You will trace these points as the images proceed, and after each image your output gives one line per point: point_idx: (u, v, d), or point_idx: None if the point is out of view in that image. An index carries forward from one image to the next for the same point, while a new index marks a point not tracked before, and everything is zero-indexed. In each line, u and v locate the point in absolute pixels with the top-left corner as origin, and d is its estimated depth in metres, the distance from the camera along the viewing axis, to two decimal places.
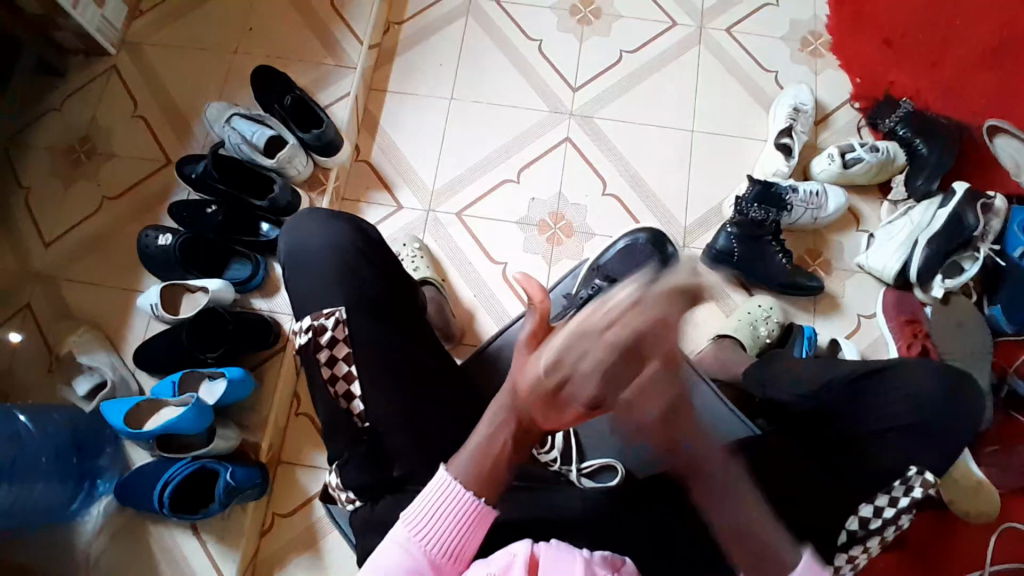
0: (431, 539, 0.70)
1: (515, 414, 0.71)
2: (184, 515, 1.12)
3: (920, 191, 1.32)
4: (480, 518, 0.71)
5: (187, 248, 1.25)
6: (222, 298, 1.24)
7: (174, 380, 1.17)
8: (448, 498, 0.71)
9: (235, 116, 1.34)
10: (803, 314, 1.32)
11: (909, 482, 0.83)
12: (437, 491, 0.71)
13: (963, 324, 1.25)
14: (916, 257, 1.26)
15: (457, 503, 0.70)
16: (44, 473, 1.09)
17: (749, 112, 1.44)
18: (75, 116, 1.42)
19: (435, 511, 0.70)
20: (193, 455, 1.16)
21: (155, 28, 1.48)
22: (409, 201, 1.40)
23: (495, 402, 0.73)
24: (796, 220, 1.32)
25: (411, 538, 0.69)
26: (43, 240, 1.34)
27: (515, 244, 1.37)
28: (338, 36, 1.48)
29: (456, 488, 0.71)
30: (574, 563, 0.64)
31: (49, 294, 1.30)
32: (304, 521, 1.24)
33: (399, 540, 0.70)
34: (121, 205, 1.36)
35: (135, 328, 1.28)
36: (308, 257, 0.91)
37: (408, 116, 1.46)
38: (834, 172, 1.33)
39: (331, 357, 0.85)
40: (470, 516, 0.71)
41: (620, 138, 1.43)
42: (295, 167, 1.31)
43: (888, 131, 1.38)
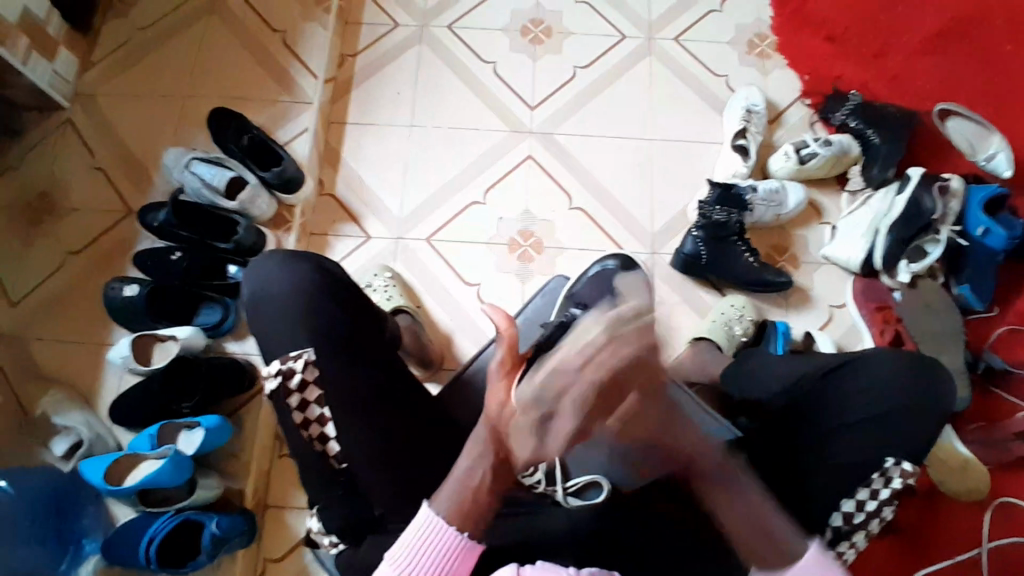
0: None
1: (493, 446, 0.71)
2: (172, 569, 1.10)
3: (876, 180, 1.35)
4: (465, 553, 0.71)
5: (153, 297, 1.24)
6: (193, 345, 1.22)
7: (152, 432, 1.14)
8: (433, 533, 0.70)
9: (194, 160, 1.33)
10: (776, 310, 1.34)
11: (888, 474, 0.84)
12: (421, 527, 0.70)
13: (932, 305, 1.27)
14: (879, 245, 1.28)
15: (443, 538, 0.70)
16: (23, 538, 1.06)
17: (704, 116, 1.46)
18: (32, 172, 1.40)
19: (420, 547, 0.69)
20: (176, 508, 1.13)
21: (107, 79, 1.47)
22: (377, 231, 1.40)
23: (474, 432, 0.72)
24: (759, 218, 1.34)
25: None
26: (8, 302, 1.31)
27: (487, 265, 1.37)
28: (293, 73, 1.48)
29: (440, 522, 0.70)
30: None
31: (17, 356, 1.28)
32: (298, 564, 1.21)
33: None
34: (85, 260, 1.34)
35: (108, 382, 1.26)
36: (274, 298, 0.90)
37: (370, 146, 1.46)
38: (791, 169, 1.36)
39: (302, 401, 0.84)
40: (455, 549, 0.70)
41: (581, 153, 1.44)
42: (258, 207, 1.31)
43: (840, 125, 1.41)
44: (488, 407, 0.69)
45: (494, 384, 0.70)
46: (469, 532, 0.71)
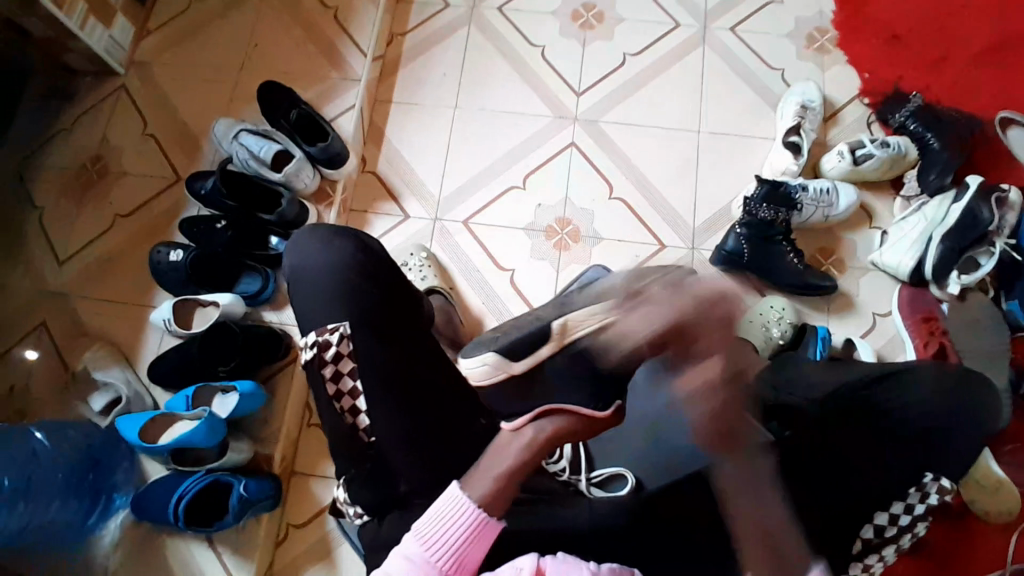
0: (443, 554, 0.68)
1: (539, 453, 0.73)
2: (199, 528, 1.13)
3: (933, 186, 1.29)
4: (486, 530, 0.70)
5: (196, 263, 1.27)
6: (232, 312, 1.25)
7: (188, 394, 1.18)
8: (461, 514, 0.70)
9: (242, 132, 1.35)
10: (818, 314, 1.30)
11: (925, 488, 0.83)
12: (451, 504, 0.70)
13: (979, 321, 1.22)
14: (931, 253, 1.23)
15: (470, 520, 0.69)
16: (59, 491, 1.10)
17: (756, 110, 1.42)
18: (87, 135, 1.44)
19: (449, 523, 0.69)
20: (207, 468, 1.17)
21: (164, 47, 1.50)
22: (416, 210, 1.41)
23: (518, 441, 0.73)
24: (807, 219, 1.30)
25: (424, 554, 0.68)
26: (58, 259, 1.36)
27: (522, 250, 1.37)
28: (342, 49, 1.49)
29: (469, 506, 0.70)
30: None
31: (65, 311, 1.32)
32: (320, 531, 1.24)
33: (410, 554, 0.68)
34: (133, 222, 1.38)
35: (149, 345, 1.30)
36: (313, 271, 0.91)
37: (413, 126, 1.46)
38: (845, 169, 1.31)
39: (336, 372, 0.86)
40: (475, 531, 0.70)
41: (626, 143, 1.42)
42: (303, 180, 1.33)
43: (899, 126, 1.36)
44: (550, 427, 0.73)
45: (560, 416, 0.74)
46: (495, 517, 0.70)
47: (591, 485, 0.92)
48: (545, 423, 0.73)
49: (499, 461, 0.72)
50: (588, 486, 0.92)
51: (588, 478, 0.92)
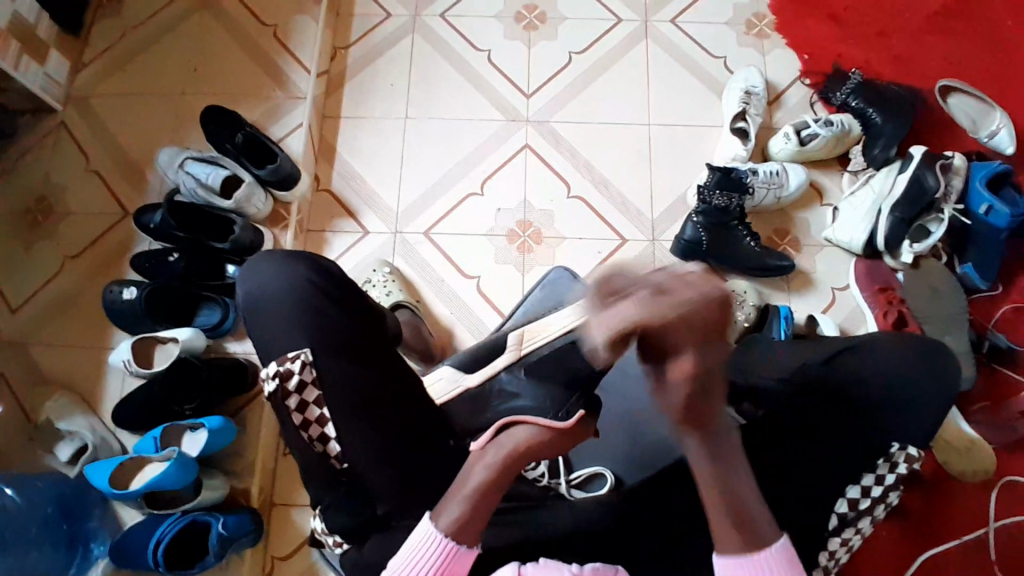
0: None
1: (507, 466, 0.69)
2: (178, 571, 1.11)
3: (879, 159, 1.33)
4: (458, 557, 0.68)
5: (152, 297, 1.23)
6: (193, 346, 1.22)
7: (155, 435, 1.15)
8: (428, 544, 0.68)
9: (188, 160, 1.32)
10: (779, 294, 1.32)
11: (894, 459, 0.86)
12: (423, 533, 0.69)
13: (935, 287, 1.26)
14: (882, 225, 1.27)
15: (436, 548, 0.68)
16: (34, 541, 1.07)
17: (703, 98, 1.44)
18: (27, 177, 1.39)
19: (416, 554, 0.68)
20: (181, 510, 1.14)
21: (101, 80, 1.46)
22: (374, 225, 1.39)
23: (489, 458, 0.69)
24: (760, 202, 1.32)
25: None
26: (9, 307, 1.31)
27: (487, 256, 1.36)
28: (286, 68, 1.46)
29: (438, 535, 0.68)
30: None
31: (21, 362, 1.28)
32: (305, 561, 1.22)
33: None
34: (83, 263, 1.34)
35: (110, 387, 1.26)
36: (271, 298, 0.90)
37: (366, 140, 1.45)
38: (792, 151, 1.34)
39: (301, 402, 0.84)
40: (445, 559, 0.68)
41: (578, 140, 1.43)
42: (254, 205, 1.30)
43: (841, 104, 1.40)
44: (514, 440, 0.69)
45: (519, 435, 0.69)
46: (464, 544, 0.68)
47: (571, 487, 0.94)
48: (518, 434, 0.69)
49: (473, 477, 0.69)
50: (568, 489, 0.93)
51: (568, 481, 0.94)
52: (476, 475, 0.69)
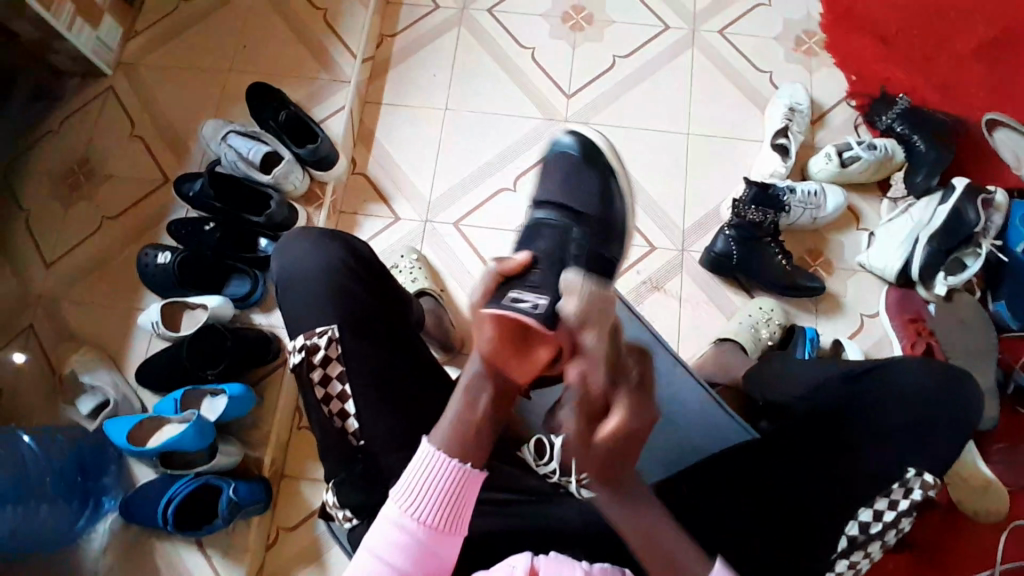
0: (422, 510, 0.71)
1: (484, 380, 0.73)
2: (187, 531, 1.14)
3: (920, 187, 1.31)
4: (467, 481, 0.72)
5: (184, 264, 1.27)
6: (221, 314, 1.25)
7: (177, 397, 1.18)
8: (432, 468, 0.71)
9: (231, 133, 1.34)
10: (806, 315, 1.31)
11: (909, 484, 0.82)
12: (420, 462, 0.72)
13: (966, 321, 1.23)
14: (917, 255, 1.24)
15: (442, 474, 0.71)
16: (49, 494, 1.10)
17: (745, 112, 1.43)
18: (74, 136, 1.43)
19: (421, 481, 0.71)
20: (195, 472, 1.16)
21: (152, 49, 1.49)
22: (406, 212, 1.40)
23: (463, 379, 0.73)
24: (796, 220, 1.31)
25: (402, 516, 0.71)
26: (45, 261, 1.35)
27: (513, 251, 1.36)
28: (332, 50, 1.48)
29: (438, 457, 0.71)
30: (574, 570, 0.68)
31: (51, 314, 1.31)
32: (310, 533, 1.23)
33: (393, 520, 0.71)
34: (119, 225, 1.37)
35: (136, 348, 1.29)
36: (302, 272, 0.92)
37: (404, 127, 1.46)
38: (833, 171, 1.32)
39: (324, 376, 0.86)
40: (452, 486, 0.71)
41: (615, 144, 1.43)
42: (292, 181, 1.32)
43: (885, 129, 1.37)
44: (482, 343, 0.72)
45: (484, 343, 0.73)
46: (473, 466, 0.72)
47: None
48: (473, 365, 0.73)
49: (449, 406, 0.73)
50: None
51: None
52: (482, 398, 0.73)
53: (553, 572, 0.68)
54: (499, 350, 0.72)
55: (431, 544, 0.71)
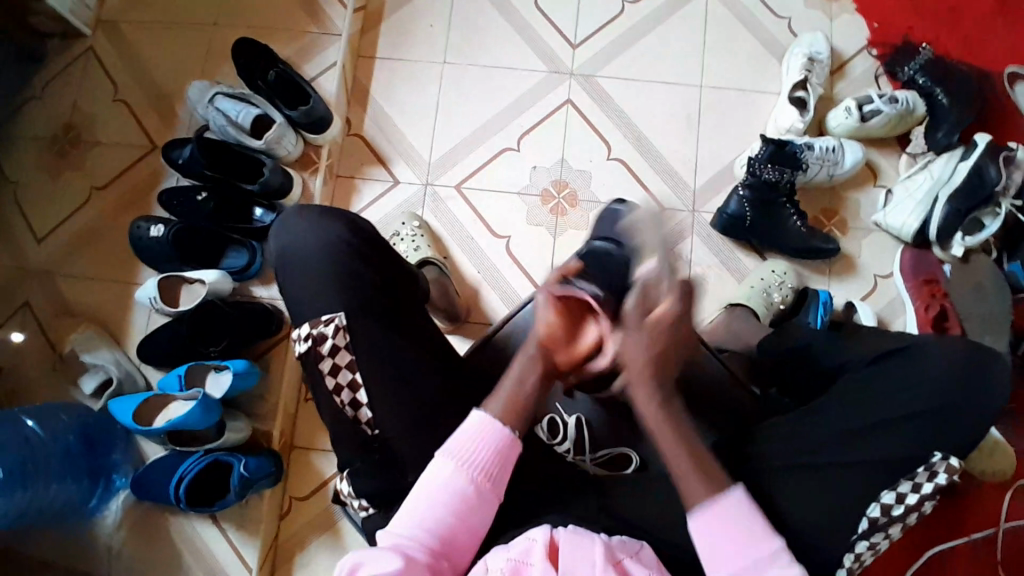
0: (476, 466, 0.75)
1: (540, 355, 0.79)
2: (200, 508, 1.15)
3: (941, 144, 1.25)
4: (505, 445, 0.76)
5: (180, 238, 1.21)
6: (220, 289, 1.21)
7: (180, 374, 1.17)
8: (488, 431, 0.76)
9: (218, 95, 1.27)
10: (818, 278, 1.28)
11: (933, 468, 0.79)
12: (478, 426, 0.76)
13: (983, 284, 1.20)
14: (936, 215, 1.20)
15: (497, 436, 0.76)
16: (57, 475, 1.10)
17: (762, 62, 1.35)
18: (56, 101, 1.35)
19: (478, 440, 0.76)
20: (204, 449, 1.16)
21: (130, 4, 1.39)
22: (406, 175, 1.34)
23: (523, 352, 0.81)
24: (812, 177, 1.26)
25: (457, 466, 0.75)
26: (36, 236, 1.30)
27: (518, 216, 1.32)
28: (322, 3, 1.39)
29: (489, 418, 0.77)
30: (593, 544, 0.70)
31: (46, 291, 1.28)
32: (321, 504, 1.24)
33: (446, 469, 0.75)
34: (109, 196, 1.31)
35: (136, 323, 1.26)
36: (303, 257, 0.87)
37: (401, 85, 1.38)
38: (851, 126, 1.26)
39: (333, 366, 0.83)
40: (503, 447, 0.76)
41: (624, 99, 1.35)
42: (285, 147, 1.26)
43: (907, 81, 1.30)
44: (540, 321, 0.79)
45: (540, 311, 0.79)
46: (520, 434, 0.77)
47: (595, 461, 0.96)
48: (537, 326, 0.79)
49: (505, 378, 0.79)
50: (591, 464, 0.95)
51: (592, 458, 0.95)
52: (530, 376, 0.79)
53: (573, 546, 0.70)
54: (552, 327, 0.78)
55: (474, 499, 0.74)
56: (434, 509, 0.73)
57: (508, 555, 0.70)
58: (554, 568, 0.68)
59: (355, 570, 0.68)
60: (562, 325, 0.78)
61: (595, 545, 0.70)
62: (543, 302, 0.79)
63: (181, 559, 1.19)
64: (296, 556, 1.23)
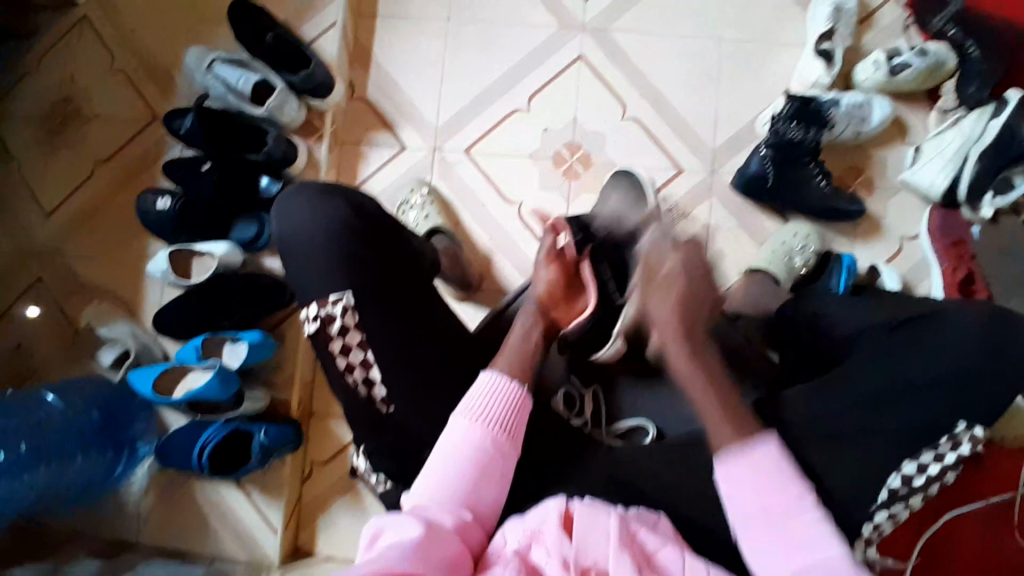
0: (491, 421, 0.74)
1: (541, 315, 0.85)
2: (225, 474, 1.18)
3: (972, 99, 1.16)
4: (519, 399, 0.76)
5: (186, 211, 1.21)
6: (231, 262, 1.21)
7: (196, 344, 1.17)
8: (499, 386, 0.76)
9: (216, 61, 1.22)
10: (842, 239, 1.23)
11: (957, 438, 0.77)
12: (487, 385, 0.76)
13: (1013, 245, 1.15)
14: (966, 173, 1.14)
15: (507, 389, 0.76)
16: (80, 449, 1.13)
17: (786, 11, 1.27)
18: (51, 72, 1.32)
19: (490, 396, 0.75)
20: (225, 418, 1.19)
21: None
22: (412, 140, 1.31)
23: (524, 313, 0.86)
24: (838, 136, 1.19)
25: (472, 423, 0.73)
26: (45, 211, 1.30)
27: (530, 180, 1.28)
28: None
29: (503, 377, 0.77)
30: (608, 517, 0.65)
31: (58, 267, 1.28)
32: (342, 469, 1.27)
33: (461, 427, 0.73)
34: (114, 169, 1.30)
35: (150, 296, 1.27)
36: (302, 240, 0.85)
37: (404, 44, 1.32)
38: (880, 81, 1.19)
39: (344, 346, 0.82)
40: (515, 401, 0.76)
41: (639, 54, 1.29)
42: (287, 114, 1.23)
43: (937, 33, 1.20)
44: (538, 284, 0.88)
45: (540, 270, 0.89)
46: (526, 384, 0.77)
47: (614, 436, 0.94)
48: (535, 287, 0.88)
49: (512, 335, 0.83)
50: (609, 437, 0.93)
51: (610, 431, 0.93)
52: (534, 331, 0.83)
53: (589, 517, 0.65)
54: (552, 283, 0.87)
55: (493, 455, 0.72)
56: (456, 473, 0.70)
57: (524, 527, 0.66)
58: (567, 537, 0.64)
59: (376, 537, 0.62)
60: (562, 281, 0.87)
61: (610, 518, 0.65)
62: (541, 269, 0.88)
63: (207, 523, 1.23)
64: (318, 519, 1.26)
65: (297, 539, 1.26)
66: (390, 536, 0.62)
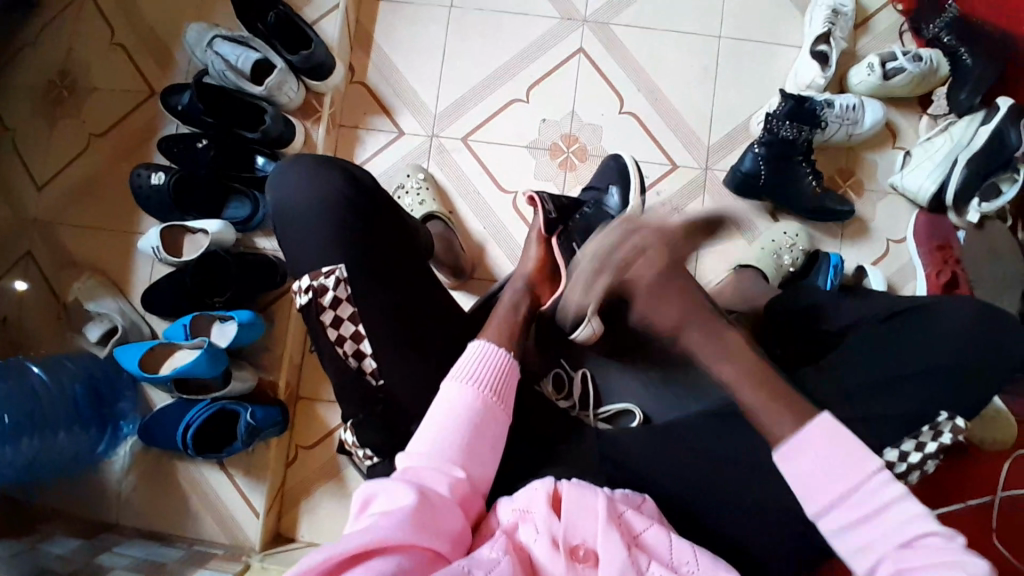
0: (483, 386, 0.75)
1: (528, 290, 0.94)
2: (209, 453, 1.16)
3: (963, 105, 1.19)
4: (506, 368, 0.78)
5: (180, 187, 1.20)
6: (224, 240, 1.19)
7: (184, 323, 1.16)
8: (489, 355, 0.78)
9: (217, 39, 1.23)
10: (830, 240, 1.25)
11: (939, 428, 0.77)
12: (477, 353, 0.78)
13: (997, 249, 1.17)
14: (954, 177, 1.16)
15: (495, 357, 0.78)
16: (65, 422, 1.11)
17: (783, 14, 1.29)
18: (49, 44, 1.31)
19: (481, 363, 0.77)
20: (212, 397, 1.17)
21: None
22: (410, 126, 1.31)
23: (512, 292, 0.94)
24: (829, 137, 1.22)
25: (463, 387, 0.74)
26: (36, 183, 1.28)
27: (526, 169, 1.28)
28: None
29: (494, 346, 0.79)
30: (596, 497, 0.64)
31: (48, 240, 1.27)
32: (327, 453, 1.26)
33: (453, 392, 0.74)
34: (109, 144, 1.29)
35: (139, 273, 1.26)
36: (301, 213, 0.85)
37: (406, 31, 1.33)
38: (874, 84, 1.21)
39: (336, 318, 0.81)
40: (503, 367, 0.77)
41: (639, 50, 1.30)
42: (286, 93, 1.22)
43: (932, 39, 1.23)
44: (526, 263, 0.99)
45: (529, 252, 1.01)
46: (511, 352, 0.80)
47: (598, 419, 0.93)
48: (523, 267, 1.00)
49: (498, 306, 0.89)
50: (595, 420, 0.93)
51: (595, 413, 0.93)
52: (522, 305, 0.91)
53: (577, 499, 0.64)
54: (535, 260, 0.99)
55: (485, 419, 0.73)
56: (449, 435, 0.70)
57: (513, 506, 0.67)
58: (556, 516, 0.64)
59: (368, 503, 0.62)
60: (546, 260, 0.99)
61: (598, 499, 0.64)
62: (530, 252, 1.01)
63: (189, 503, 1.22)
64: (300, 503, 1.26)
65: (279, 523, 1.26)
66: (382, 502, 0.62)
